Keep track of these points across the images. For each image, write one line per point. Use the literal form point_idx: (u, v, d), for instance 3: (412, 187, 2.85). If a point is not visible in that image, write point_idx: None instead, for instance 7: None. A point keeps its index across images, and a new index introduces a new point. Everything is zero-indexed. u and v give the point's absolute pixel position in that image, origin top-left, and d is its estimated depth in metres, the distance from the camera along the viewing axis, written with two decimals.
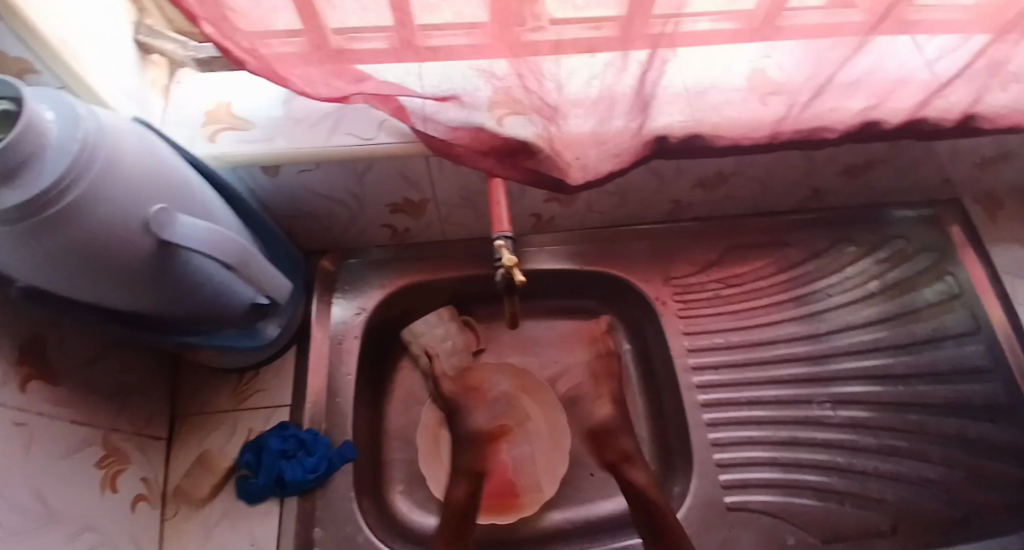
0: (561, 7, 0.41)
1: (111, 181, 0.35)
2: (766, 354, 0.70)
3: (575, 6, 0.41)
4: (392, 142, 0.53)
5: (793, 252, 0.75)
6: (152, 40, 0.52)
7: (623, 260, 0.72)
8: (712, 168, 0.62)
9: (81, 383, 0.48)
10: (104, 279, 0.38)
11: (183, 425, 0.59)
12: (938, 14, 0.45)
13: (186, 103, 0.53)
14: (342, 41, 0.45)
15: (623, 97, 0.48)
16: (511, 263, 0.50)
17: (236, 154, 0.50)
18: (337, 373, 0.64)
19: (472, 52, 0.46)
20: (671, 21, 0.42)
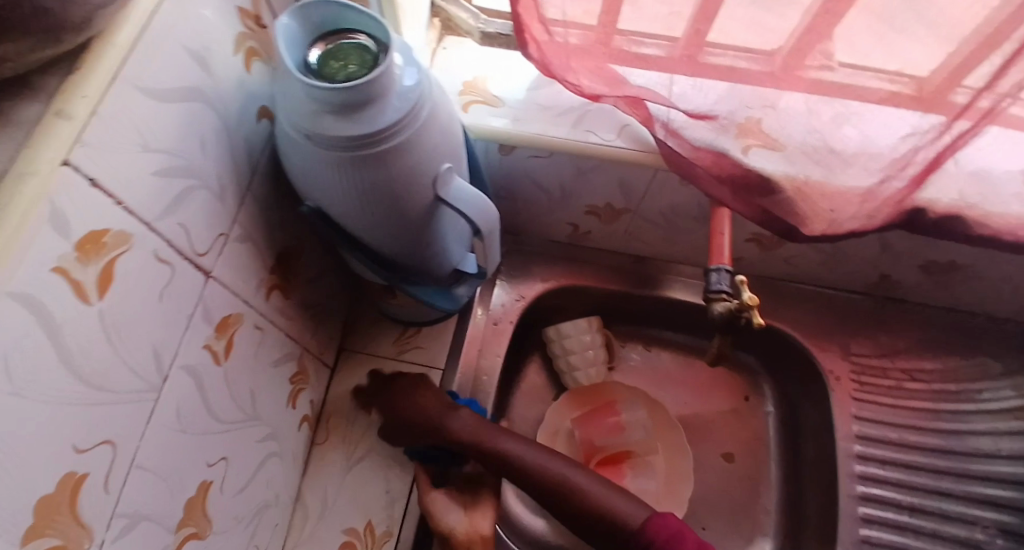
0: (850, 54, 0.41)
1: (427, 132, 0.36)
2: (934, 461, 0.63)
3: (864, 57, 0.40)
4: (628, 148, 0.52)
5: (994, 363, 0.65)
6: (447, 5, 0.56)
7: (799, 321, 0.67)
8: (947, 255, 0.57)
9: (301, 298, 0.50)
10: (381, 217, 0.40)
11: (347, 359, 0.61)
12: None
13: (451, 67, 0.55)
14: (621, 43, 0.46)
15: (903, 160, 0.45)
16: (751, 302, 0.46)
17: (483, 127, 0.51)
18: (488, 351, 0.65)
19: (755, 78, 0.45)
20: (1006, 98, 0.38)
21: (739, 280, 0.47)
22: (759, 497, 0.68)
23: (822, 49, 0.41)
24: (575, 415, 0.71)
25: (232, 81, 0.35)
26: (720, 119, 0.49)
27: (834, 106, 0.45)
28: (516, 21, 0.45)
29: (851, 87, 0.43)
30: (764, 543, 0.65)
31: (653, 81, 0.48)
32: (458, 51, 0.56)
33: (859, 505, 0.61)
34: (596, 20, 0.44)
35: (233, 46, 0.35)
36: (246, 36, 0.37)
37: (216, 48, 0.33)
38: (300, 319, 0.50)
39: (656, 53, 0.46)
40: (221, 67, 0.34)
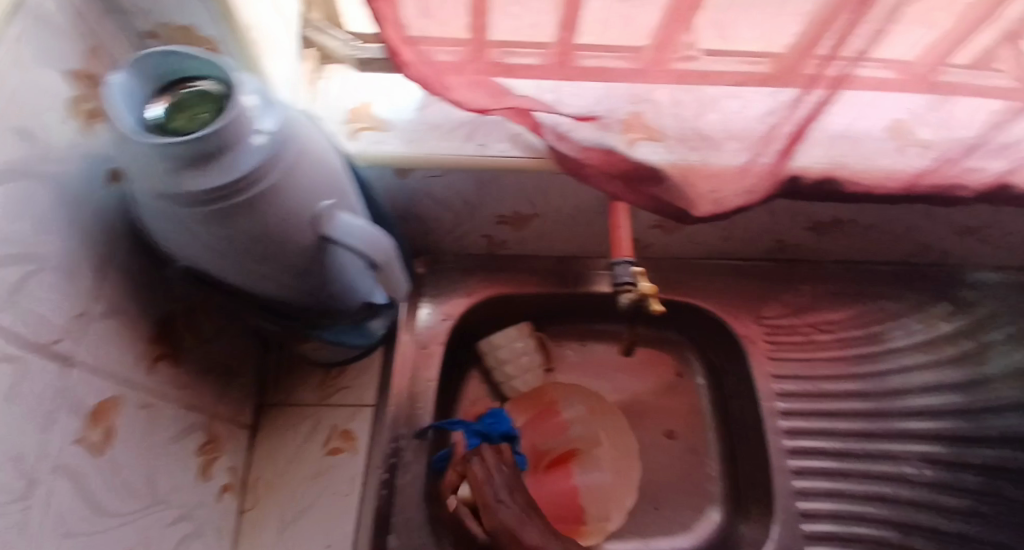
0: (709, 38, 0.43)
1: (295, 175, 0.35)
2: (847, 404, 0.67)
3: (725, 41, 0.43)
4: (523, 156, 0.53)
5: (885, 304, 0.72)
6: (315, 34, 0.50)
7: (712, 293, 0.71)
8: (828, 214, 0.62)
9: (198, 363, 0.48)
10: (266, 267, 0.39)
11: (269, 415, 0.59)
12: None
13: (331, 99, 0.51)
14: (499, 55, 0.46)
15: (773, 135, 0.48)
16: (647, 291, 0.51)
17: (372, 153, 0.50)
18: (419, 377, 0.63)
19: (631, 75, 0.46)
20: (851, 64, 0.41)
21: (636, 271, 0.51)
22: (703, 466, 0.71)
23: (679, 40, 0.43)
24: (521, 420, 0.70)
25: (65, 148, 0.32)
26: (601, 118, 0.49)
27: (695, 93, 0.47)
28: (391, 48, 0.43)
29: (713, 74, 0.45)
30: (714, 511, 0.68)
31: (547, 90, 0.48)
32: (341, 81, 0.52)
33: (790, 459, 0.64)
34: (468, 35, 0.44)
35: (62, 111, 0.31)
36: (83, 98, 0.34)
37: (38, 116, 0.29)
38: (200, 384, 0.48)
39: (534, 61, 0.47)
40: (50, 135, 0.30)
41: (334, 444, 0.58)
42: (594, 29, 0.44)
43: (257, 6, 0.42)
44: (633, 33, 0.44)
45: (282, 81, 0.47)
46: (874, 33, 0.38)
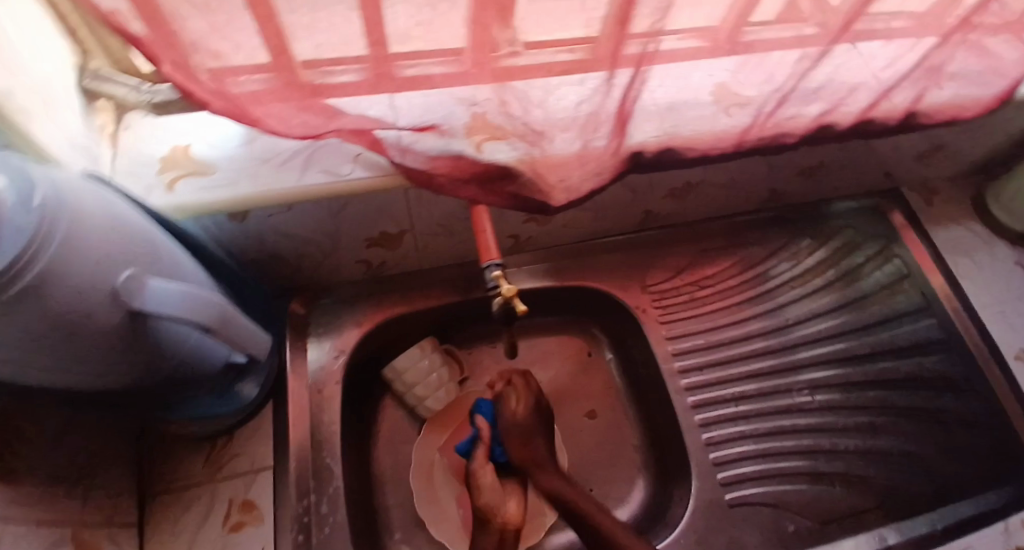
0: (534, 30, 0.41)
1: (77, 253, 0.32)
2: (738, 349, 0.72)
3: (549, 31, 0.41)
4: (369, 176, 0.51)
5: (756, 250, 0.77)
6: (99, 84, 0.47)
7: (599, 273, 0.73)
8: (682, 179, 0.66)
9: (41, 473, 0.43)
10: (80, 357, 0.36)
11: (153, 505, 0.55)
12: (892, 21, 0.47)
13: (137, 150, 0.48)
14: (315, 76, 0.41)
15: (605, 118, 0.49)
16: (510, 292, 0.50)
17: (197, 203, 0.46)
18: (320, 423, 0.60)
19: (446, 81, 0.44)
20: (651, 41, 0.41)
21: (496, 274, 0.51)
22: (625, 439, 0.73)
23: (501, 37, 0.39)
24: (441, 440, 0.70)
25: None
26: (440, 128, 0.49)
27: (533, 83, 0.45)
28: (179, 87, 0.38)
29: (543, 67, 0.43)
30: (641, 481, 0.70)
31: (379, 109, 0.46)
32: (144, 128, 0.49)
33: (694, 414, 0.67)
34: (269, 58, 0.38)
35: None
36: None
37: None
38: (53, 493, 0.44)
39: (356, 78, 0.42)
40: None
41: (234, 519, 0.54)
42: (410, 36, 0.40)
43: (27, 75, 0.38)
44: (452, 35, 0.40)
45: (70, 147, 0.42)
46: (660, 10, 0.38)
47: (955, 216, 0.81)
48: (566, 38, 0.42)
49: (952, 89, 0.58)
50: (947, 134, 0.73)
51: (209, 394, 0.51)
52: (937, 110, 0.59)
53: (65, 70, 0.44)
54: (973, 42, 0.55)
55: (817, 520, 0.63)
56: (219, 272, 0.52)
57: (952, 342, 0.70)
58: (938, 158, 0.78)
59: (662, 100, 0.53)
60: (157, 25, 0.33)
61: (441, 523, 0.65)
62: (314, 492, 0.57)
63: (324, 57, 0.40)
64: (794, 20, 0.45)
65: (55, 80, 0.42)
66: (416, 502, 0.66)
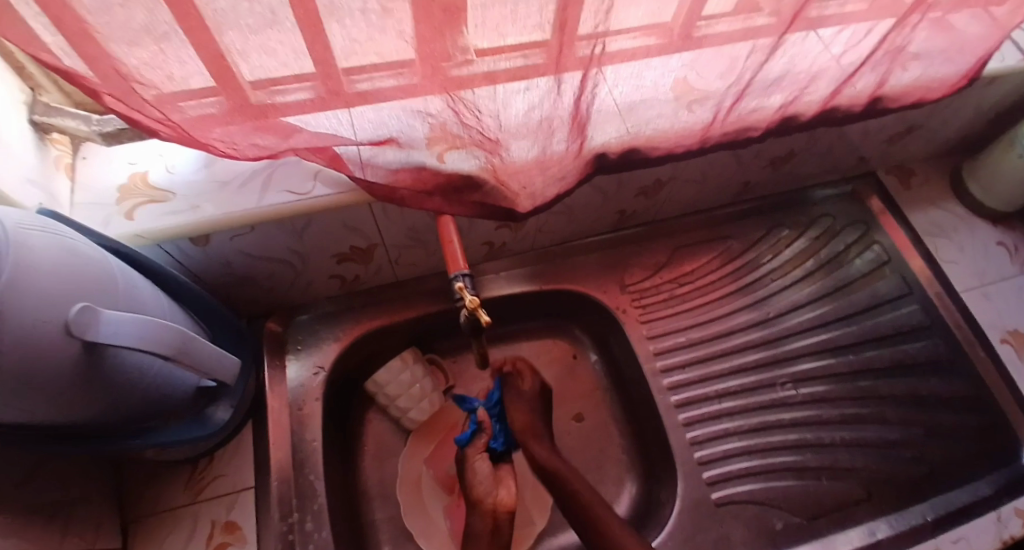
0: (485, 38, 0.38)
1: (23, 292, 0.32)
2: (722, 344, 0.72)
3: (501, 38, 0.38)
4: (331, 193, 0.52)
5: (734, 244, 0.77)
6: (49, 119, 0.49)
7: (579, 274, 0.73)
8: (651, 177, 0.67)
9: (17, 504, 0.43)
10: (35, 398, 0.35)
11: (137, 531, 0.55)
12: (846, 7, 0.47)
13: (97, 182, 0.51)
14: (264, 96, 0.39)
15: (562, 122, 0.49)
16: (474, 303, 0.50)
17: (157, 229, 0.49)
18: (302, 442, 0.60)
19: (400, 92, 0.42)
20: (597, 42, 0.41)
21: (459, 285, 0.51)
22: (613, 440, 0.73)
23: (451, 45, 0.37)
24: (427, 451, 0.70)
25: None
26: (398, 140, 0.48)
27: (489, 91, 0.44)
28: (124, 116, 0.40)
29: (498, 72, 0.41)
30: (630, 482, 0.70)
31: (332, 125, 0.44)
32: (101, 160, 0.53)
33: (678, 413, 0.67)
34: (214, 83, 0.37)
35: None
36: None
37: None
38: (34, 524, 0.44)
39: (307, 96, 0.40)
40: None
41: (217, 540, 0.55)
42: (356, 51, 0.37)
43: None
44: (396, 48, 0.38)
45: (19, 184, 0.44)
46: (600, 13, 0.38)
47: (930, 198, 0.82)
48: (518, 44, 0.39)
49: (915, 71, 0.58)
50: (919, 116, 0.72)
51: (181, 419, 0.52)
52: (900, 93, 0.60)
53: (14, 109, 0.46)
54: (934, 22, 0.54)
55: (803, 516, 0.62)
56: (184, 297, 0.52)
57: (936, 328, 0.72)
58: (911, 138, 0.78)
59: (623, 99, 0.51)
60: (93, 58, 0.33)
61: (428, 532, 0.65)
62: (297, 511, 0.57)
63: (268, 79, 0.38)
64: (749, 11, 0.44)
65: (7, 121, 0.45)
66: (403, 513, 0.66)
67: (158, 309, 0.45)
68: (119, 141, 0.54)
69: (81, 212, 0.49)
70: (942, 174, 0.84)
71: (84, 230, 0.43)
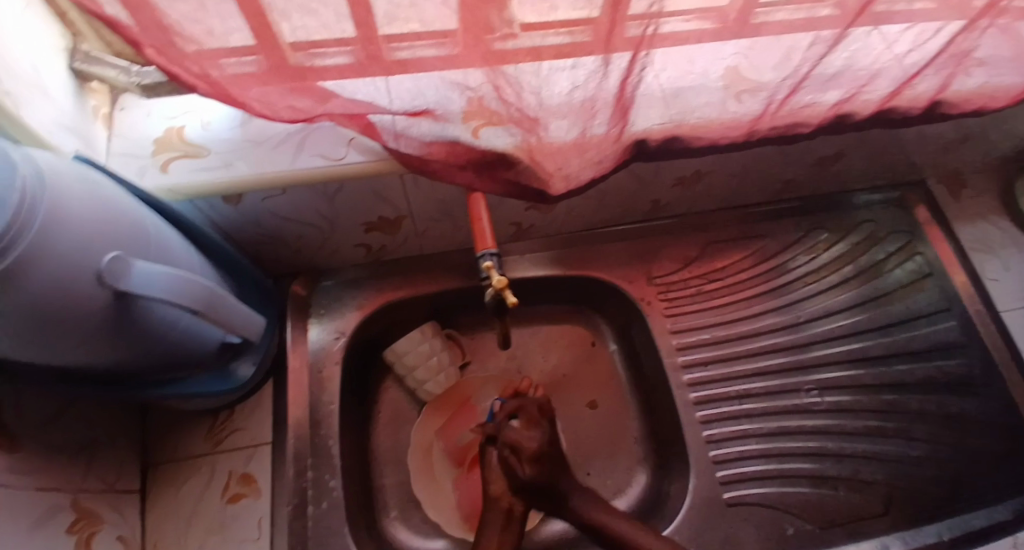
0: (529, 11, 0.38)
1: (59, 233, 0.33)
2: (747, 345, 0.70)
3: (544, 12, 0.38)
4: (363, 161, 0.51)
5: (770, 243, 0.75)
6: (89, 67, 0.50)
7: (604, 262, 0.72)
8: (690, 167, 0.65)
9: (41, 442, 0.46)
10: (66, 340, 0.36)
11: (156, 475, 0.58)
12: (915, 4, 0.45)
13: (132, 131, 0.52)
14: (303, 59, 0.39)
15: (606, 104, 0.47)
16: (501, 284, 0.49)
17: (190, 184, 0.49)
18: (319, 402, 0.61)
19: (442, 64, 0.41)
20: (650, 22, 0.39)
21: (487, 264, 0.50)
22: (626, 430, 0.73)
23: (496, 16, 0.37)
24: (439, 422, 0.71)
25: None
26: (435, 112, 0.46)
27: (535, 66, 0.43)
28: (164, 70, 0.38)
29: (545, 49, 0.41)
30: (641, 472, 0.70)
31: (368, 91, 0.44)
32: (138, 111, 0.53)
33: (696, 410, 0.66)
34: (254, 43, 0.37)
35: None
36: None
37: None
38: (55, 463, 0.47)
39: (345, 61, 0.40)
40: None
41: (234, 490, 0.56)
42: (398, 17, 0.37)
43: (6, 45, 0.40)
44: (437, 16, 0.37)
45: (53, 131, 0.44)
46: None
47: (980, 211, 0.78)
48: (567, 19, 0.38)
49: (976, 77, 0.55)
50: (976, 124, 0.69)
51: (205, 372, 0.54)
52: (961, 100, 0.56)
53: (56, 58, 0.47)
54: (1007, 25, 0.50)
55: (816, 522, 0.61)
56: (216, 253, 0.53)
57: (973, 346, 0.69)
58: (967, 146, 0.74)
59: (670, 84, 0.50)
60: (137, 7, 0.33)
61: (436, 501, 0.67)
62: (312, 470, 0.58)
63: (309, 41, 0.38)
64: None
65: (44, 68, 0.45)
66: (413, 480, 0.67)
67: (192, 263, 0.46)
68: (156, 94, 0.54)
69: (117, 162, 0.50)
70: (994, 186, 0.80)
71: (122, 180, 0.43)
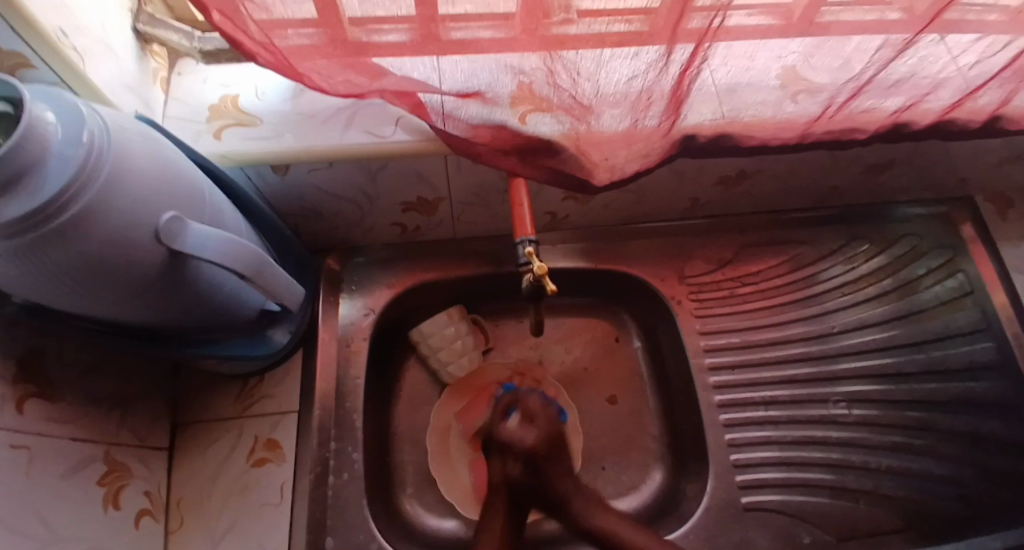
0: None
1: (122, 189, 0.34)
2: (775, 351, 0.69)
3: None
4: (410, 140, 0.51)
5: (807, 251, 0.73)
6: (152, 29, 0.51)
7: (636, 258, 0.71)
8: (734, 167, 0.64)
9: (79, 393, 0.48)
10: (117, 295, 0.38)
11: (185, 433, 0.59)
12: (990, 14, 0.43)
13: (188, 96, 0.53)
14: (359, 35, 0.39)
15: (661, 96, 0.46)
16: (542, 270, 0.49)
17: (242, 152, 0.49)
18: (345, 377, 0.63)
19: (498, 46, 0.41)
20: (717, 14, 0.38)
21: (527, 251, 0.49)
22: (644, 428, 0.72)
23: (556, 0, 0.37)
24: (459, 406, 0.71)
25: None
26: (485, 94, 0.46)
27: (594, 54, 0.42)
28: (226, 34, 0.38)
29: (609, 36, 0.40)
30: (657, 470, 0.70)
31: (423, 71, 0.43)
32: (196, 77, 0.54)
33: (719, 413, 0.66)
34: (317, 15, 0.38)
35: None
36: None
37: None
38: (92, 414, 0.48)
39: (400, 39, 0.40)
40: None
41: (258, 455, 0.58)
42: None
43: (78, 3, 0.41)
44: None
45: (117, 89, 0.45)
46: None
47: None
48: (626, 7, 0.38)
49: None
50: None
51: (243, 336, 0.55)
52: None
53: (122, 17, 0.48)
54: None
55: (833, 534, 0.60)
56: (261, 221, 0.54)
57: (1010, 370, 0.67)
58: (1022, 166, 0.72)
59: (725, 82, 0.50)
60: None
61: (451, 483, 0.67)
62: (335, 442, 0.59)
63: (375, 16, 0.39)
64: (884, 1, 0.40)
65: (112, 28, 0.46)
66: (430, 460, 0.68)
67: (240, 229, 0.47)
68: (217, 60, 0.56)
69: (173, 125, 0.51)
70: None
71: (179, 141, 0.44)
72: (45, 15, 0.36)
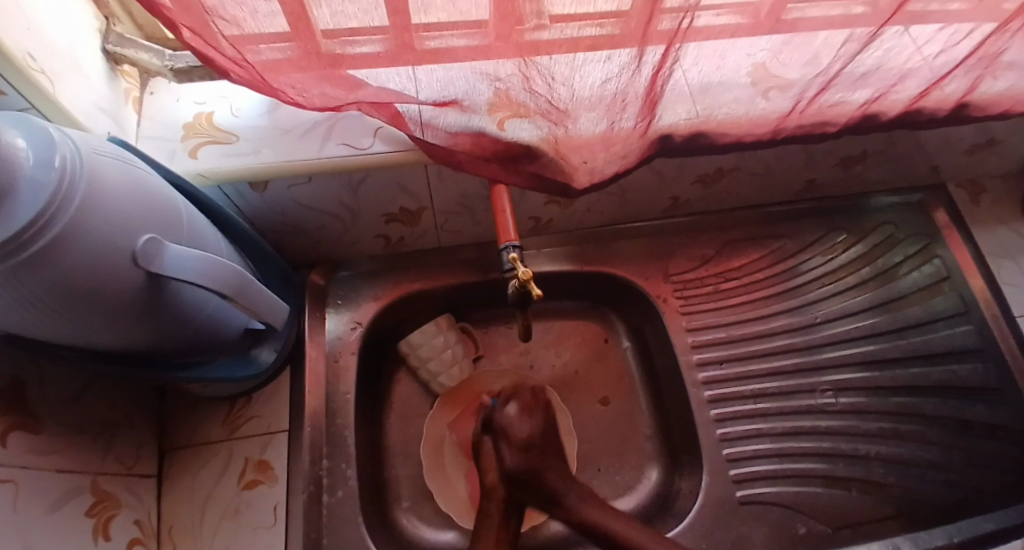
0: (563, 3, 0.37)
1: (96, 211, 0.33)
2: (762, 345, 0.70)
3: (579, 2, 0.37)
4: (387, 151, 0.51)
5: (788, 244, 0.74)
6: (121, 49, 0.51)
7: (621, 259, 0.72)
8: (713, 165, 0.65)
9: (62, 422, 0.46)
10: (97, 320, 0.37)
11: (173, 458, 0.58)
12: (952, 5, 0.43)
13: (161, 115, 0.52)
14: (335, 46, 0.39)
15: (636, 98, 0.47)
16: (527, 276, 0.48)
17: (219, 170, 0.49)
18: (335, 392, 0.61)
19: (472, 54, 0.41)
20: (687, 16, 0.39)
21: (512, 256, 0.49)
22: (638, 427, 0.72)
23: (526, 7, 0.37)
24: (452, 416, 0.71)
25: None
26: (461, 102, 0.46)
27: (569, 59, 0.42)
28: (199, 52, 0.39)
29: (583, 40, 0.40)
30: (652, 469, 0.70)
31: (398, 81, 0.43)
32: (169, 95, 0.54)
33: (711, 409, 0.66)
34: (288, 29, 0.38)
35: None
36: None
37: None
38: (76, 445, 0.47)
39: (376, 49, 0.40)
40: None
41: (250, 477, 0.57)
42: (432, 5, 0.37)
43: (45, 27, 0.41)
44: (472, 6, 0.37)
45: (89, 111, 0.44)
46: None
47: (1000, 217, 0.78)
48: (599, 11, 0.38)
49: (1005, 81, 0.54)
50: (999, 129, 0.69)
51: (227, 356, 0.54)
52: (986, 104, 0.56)
53: (89, 37, 0.48)
54: None
55: (828, 524, 0.61)
56: (240, 239, 0.53)
57: (988, 352, 0.69)
58: (990, 152, 0.74)
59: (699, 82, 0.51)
60: None
61: (446, 494, 0.67)
62: (328, 459, 0.58)
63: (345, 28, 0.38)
64: None
65: (80, 46, 0.46)
66: (425, 473, 0.68)
67: (220, 249, 0.47)
68: (189, 79, 0.54)
69: (147, 145, 0.50)
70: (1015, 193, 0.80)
71: (154, 162, 0.44)
72: (11, 39, 0.36)
